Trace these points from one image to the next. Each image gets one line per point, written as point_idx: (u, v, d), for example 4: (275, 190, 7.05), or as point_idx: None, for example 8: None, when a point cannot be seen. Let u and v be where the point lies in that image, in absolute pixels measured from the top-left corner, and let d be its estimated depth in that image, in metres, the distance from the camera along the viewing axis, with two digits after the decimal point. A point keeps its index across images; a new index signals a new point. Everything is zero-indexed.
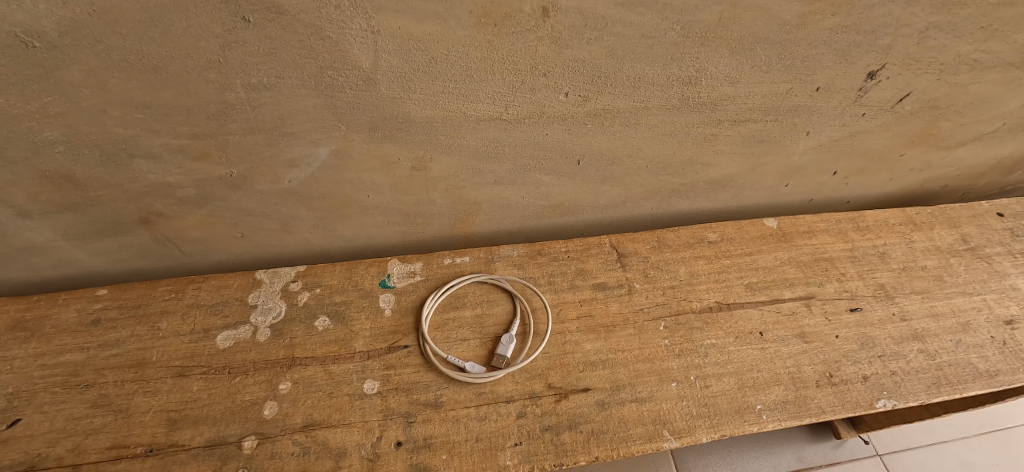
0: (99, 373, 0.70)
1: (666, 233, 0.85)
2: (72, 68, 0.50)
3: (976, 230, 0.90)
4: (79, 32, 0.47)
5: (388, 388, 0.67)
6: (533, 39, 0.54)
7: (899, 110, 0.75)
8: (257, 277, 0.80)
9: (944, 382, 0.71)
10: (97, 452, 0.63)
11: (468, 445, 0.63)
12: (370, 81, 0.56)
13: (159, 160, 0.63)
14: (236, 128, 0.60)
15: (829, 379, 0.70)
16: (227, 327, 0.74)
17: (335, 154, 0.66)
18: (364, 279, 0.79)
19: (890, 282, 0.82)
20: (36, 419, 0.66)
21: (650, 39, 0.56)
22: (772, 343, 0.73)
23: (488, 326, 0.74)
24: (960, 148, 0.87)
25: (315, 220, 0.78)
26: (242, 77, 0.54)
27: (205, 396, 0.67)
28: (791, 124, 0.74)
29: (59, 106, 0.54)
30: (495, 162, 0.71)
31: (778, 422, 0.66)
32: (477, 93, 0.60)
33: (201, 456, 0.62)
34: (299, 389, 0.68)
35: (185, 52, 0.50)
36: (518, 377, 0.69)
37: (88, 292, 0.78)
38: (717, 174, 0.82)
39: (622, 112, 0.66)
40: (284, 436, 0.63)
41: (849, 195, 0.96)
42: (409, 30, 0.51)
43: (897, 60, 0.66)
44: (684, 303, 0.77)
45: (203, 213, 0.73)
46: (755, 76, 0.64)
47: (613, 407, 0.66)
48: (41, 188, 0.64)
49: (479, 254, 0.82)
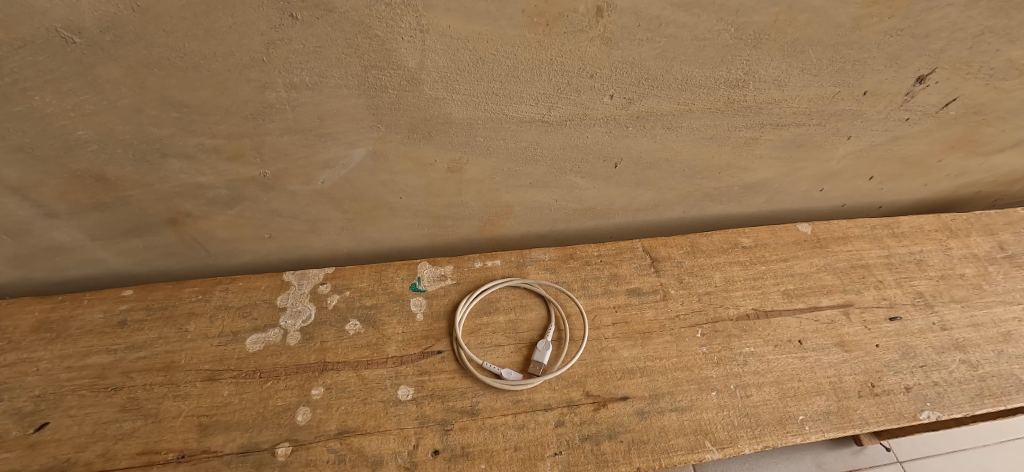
0: (127, 376, 0.69)
1: (700, 238, 0.84)
2: (111, 65, 0.49)
3: (1012, 237, 0.88)
4: (121, 29, 0.45)
5: (422, 395, 0.66)
6: (584, 40, 0.52)
7: (943, 115, 0.74)
8: (285, 279, 0.78)
9: (988, 393, 0.70)
10: (127, 457, 0.62)
11: (507, 454, 0.61)
12: (414, 81, 0.55)
13: (193, 160, 0.61)
14: (273, 128, 0.58)
15: (871, 389, 0.69)
16: (257, 330, 0.73)
17: (371, 155, 0.64)
18: (394, 282, 0.77)
19: (928, 290, 0.80)
20: (64, 423, 0.65)
21: (702, 41, 0.55)
22: (812, 351, 0.72)
23: (522, 332, 0.73)
24: (999, 154, 0.86)
25: (344, 222, 0.77)
26: (284, 75, 0.52)
27: (236, 401, 0.66)
28: (833, 129, 0.72)
29: (95, 104, 0.52)
30: (532, 165, 0.70)
31: (821, 433, 0.65)
32: (521, 94, 0.58)
33: (234, 463, 0.61)
34: (332, 394, 0.66)
35: (228, 49, 0.49)
36: (555, 385, 0.67)
37: (113, 292, 0.77)
38: (753, 179, 0.81)
39: (665, 115, 0.65)
40: (318, 443, 0.62)
41: (882, 200, 0.94)
42: (459, 29, 0.49)
43: (948, 64, 0.64)
44: (720, 310, 0.76)
45: (233, 214, 0.71)
46: (803, 79, 0.62)
47: (653, 416, 0.65)
48: (70, 187, 0.63)
49: (510, 257, 0.80)
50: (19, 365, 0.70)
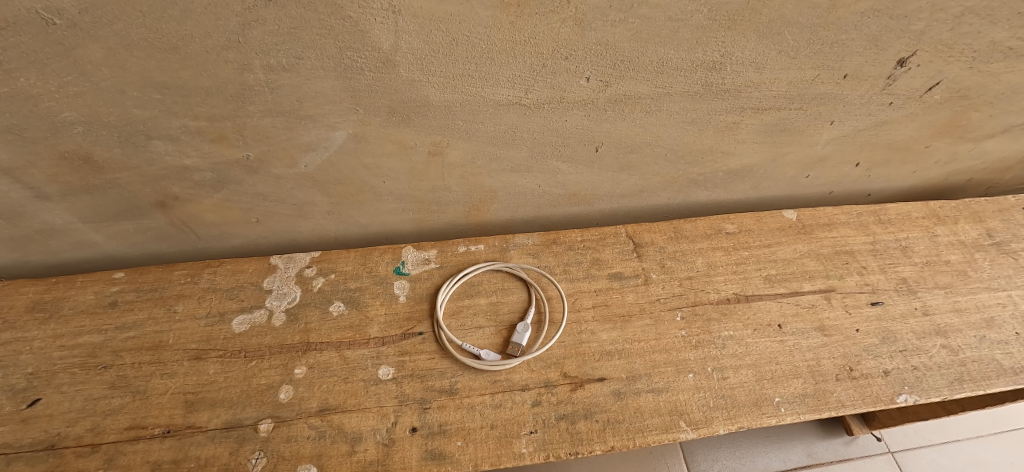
0: (117, 355, 0.71)
1: (684, 224, 0.84)
2: (92, 46, 0.50)
3: (1001, 224, 0.88)
4: (98, 9, 0.46)
5: (402, 374, 0.67)
6: (557, 20, 0.53)
7: (927, 100, 0.73)
8: (272, 262, 0.80)
9: (966, 378, 0.70)
10: (116, 431, 0.64)
11: (483, 432, 0.63)
12: (390, 63, 0.55)
13: (176, 142, 0.62)
14: (254, 110, 0.59)
15: (849, 373, 0.69)
16: (243, 311, 0.74)
17: (352, 138, 0.65)
18: (379, 265, 0.79)
19: (913, 276, 0.80)
20: (56, 399, 0.67)
21: (676, 22, 0.55)
22: (792, 335, 0.72)
23: (503, 314, 0.74)
24: (988, 140, 0.85)
25: (330, 206, 0.78)
26: (261, 57, 0.53)
27: (221, 379, 0.68)
28: (815, 113, 0.72)
29: (78, 86, 0.53)
30: (512, 148, 0.71)
31: (797, 415, 0.65)
32: (497, 77, 0.59)
33: (218, 438, 0.62)
34: (314, 373, 0.68)
35: (205, 31, 0.49)
36: (534, 366, 0.68)
37: (105, 275, 0.79)
38: (737, 164, 0.81)
39: (644, 98, 0.65)
40: (300, 420, 0.64)
41: (871, 188, 0.94)
42: (430, 10, 0.50)
43: (929, 46, 0.64)
44: (701, 294, 0.76)
45: (220, 197, 0.73)
46: (781, 61, 0.62)
47: (629, 397, 0.65)
48: (59, 169, 0.64)
49: (494, 242, 0.81)
50: (13, 343, 0.72)
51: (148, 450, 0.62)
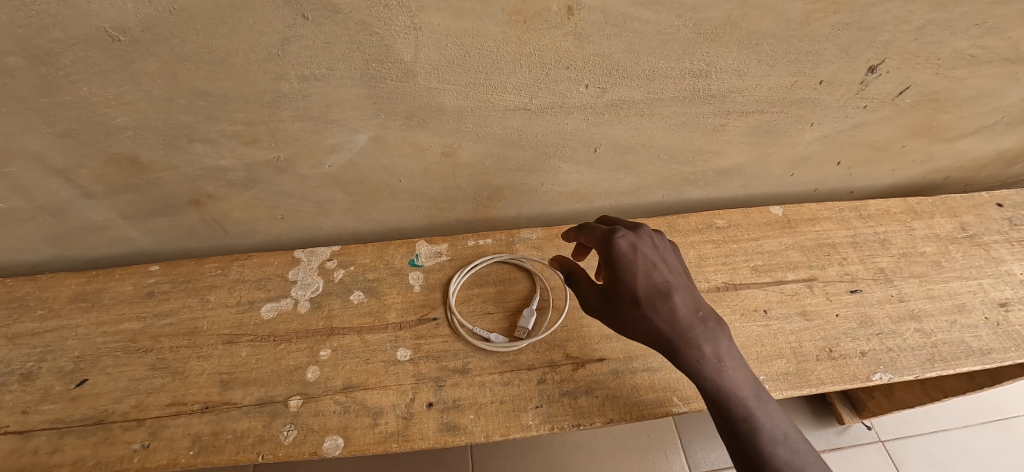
0: (156, 340, 0.77)
1: (677, 219, 0.90)
2: (149, 59, 0.56)
3: (975, 218, 0.94)
4: (158, 28, 0.52)
5: (418, 356, 0.74)
6: (559, 35, 0.59)
7: (899, 103, 0.80)
8: (296, 255, 0.86)
9: (938, 358, 0.76)
10: (158, 408, 0.70)
11: (493, 406, 0.69)
12: (409, 73, 0.62)
13: (215, 144, 0.69)
14: (287, 116, 0.66)
15: (828, 354, 0.75)
16: (271, 300, 0.81)
17: (373, 140, 0.72)
18: (394, 257, 0.85)
19: (889, 266, 0.86)
20: (102, 379, 0.73)
21: (664, 35, 0.61)
22: (776, 320, 0.78)
23: (510, 302, 0.80)
24: (961, 140, 0.92)
25: (349, 203, 0.85)
26: (296, 68, 0.59)
27: (253, 361, 0.74)
28: (796, 115, 0.79)
29: (133, 94, 0.60)
30: (518, 149, 0.77)
31: (780, 392, 0.71)
32: (505, 84, 0.65)
33: (252, 413, 0.69)
34: (338, 355, 0.74)
35: (249, 46, 0.56)
36: (539, 348, 0.74)
37: (141, 268, 0.85)
38: (726, 163, 0.87)
39: (637, 103, 0.71)
40: (326, 396, 0.70)
41: (853, 185, 1.01)
42: (447, 27, 0.56)
43: (896, 55, 0.70)
44: (693, 283, 0.82)
45: (249, 195, 0.79)
46: (762, 69, 0.69)
47: (626, 375, 0.72)
48: (107, 169, 0.71)
49: (500, 236, 0.87)
50: (60, 330, 0.79)
51: (189, 424, 0.68)
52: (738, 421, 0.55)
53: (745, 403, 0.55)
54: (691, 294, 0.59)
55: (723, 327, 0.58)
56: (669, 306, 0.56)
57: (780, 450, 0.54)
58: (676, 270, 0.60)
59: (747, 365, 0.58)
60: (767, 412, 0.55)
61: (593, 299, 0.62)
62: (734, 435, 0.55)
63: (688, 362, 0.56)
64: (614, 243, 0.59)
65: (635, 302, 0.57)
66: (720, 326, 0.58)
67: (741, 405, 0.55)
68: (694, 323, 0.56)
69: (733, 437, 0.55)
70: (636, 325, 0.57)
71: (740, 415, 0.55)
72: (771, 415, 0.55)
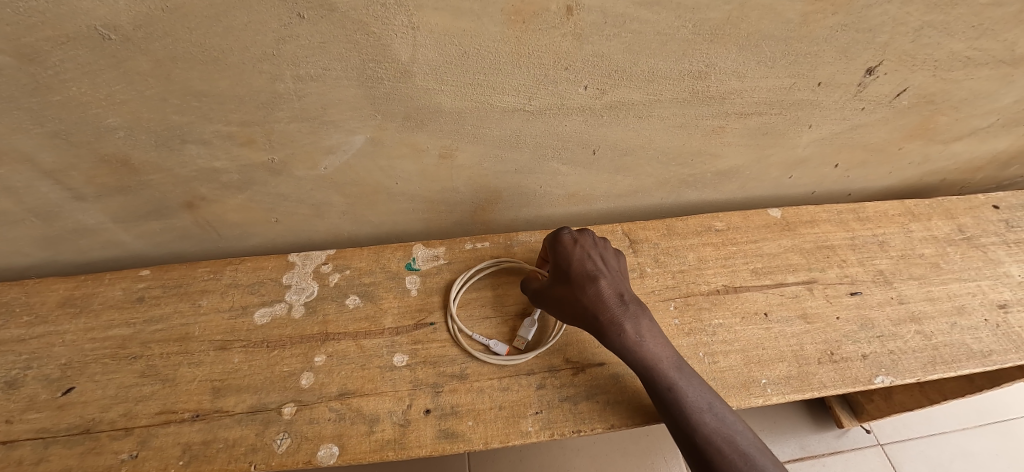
0: (146, 346, 0.75)
1: (676, 221, 0.89)
2: (141, 58, 0.55)
3: (972, 220, 0.94)
4: (151, 26, 0.51)
5: (416, 361, 0.72)
6: (558, 35, 0.58)
7: (896, 105, 0.80)
8: (290, 259, 0.84)
9: (939, 361, 0.76)
10: (148, 416, 0.68)
11: (492, 413, 0.68)
12: (407, 74, 0.61)
13: (209, 146, 0.68)
14: (282, 116, 0.65)
15: (830, 357, 0.75)
16: (264, 305, 0.79)
17: (369, 142, 0.71)
18: (391, 261, 0.84)
19: (889, 268, 0.86)
20: (90, 387, 0.71)
21: (664, 36, 0.61)
22: (777, 323, 0.78)
23: (509, 306, 0.79)
24: (957, 142, 0.92)
25: (345, 205, 0.84)
26: (292, 68, 0.58)
27: (246, 367, 0.72)
28: (794, 117, 0.79)
29: (125, 94, 0.59)
30: (516, 151, 0.76)
31: (782, 395, 0.70)
32: (504, 85, 0.65)
33: (244, 421, 0.67)
34: (333, 361, 0.72)
35: (243, 45, 0.55)
36: (538, 352, 0.73)
37: (131, 272, 0.83)
38: (724, 165, 0.87)
39: (637, 105, 0.71)
40: (321, 404, 0.68)
41: (851, 188, 1.01)
42: (445, 26, 0.55)
43: (894, 57, 0.70)
44: (692, 286, 0.82)
45: (244, 198, 0.78)
46: (761, 71, 0.69)
47: (627, 380, 0.71)
48: (98, 171, 0.69)
49: (498, 239, 0.87)
50: (47, 336, 0.77)
51: (179, 433, 0.66)
52: (664, 390, 0.63)
53: (669, 372, 0.64)
54: (619, 282, 0.69)
55: (644, 309, 0.68)
56: (598, 291, 0.66)
57: (702, 413, 0.61)
58: (609, 263, 0.71)
59: (668, 342, 0.67)
60: (689, 380, 0.64)
61: (537, 292, 0.71)
62: (660, 401, 0.63)
63: (616, 335, 0.65)
64: (554, 240, 0.70)
65: (570, 290, 0.67)
66: (642, 309, 0.68)
67: (665, 374, 0.63)
68: (620, 304, 0.67)
69: (660, 404, 0.63)
70: (572, 309, 0.67)
71: (664, 384, 0.63)
72: (690, 384, 0.63)
